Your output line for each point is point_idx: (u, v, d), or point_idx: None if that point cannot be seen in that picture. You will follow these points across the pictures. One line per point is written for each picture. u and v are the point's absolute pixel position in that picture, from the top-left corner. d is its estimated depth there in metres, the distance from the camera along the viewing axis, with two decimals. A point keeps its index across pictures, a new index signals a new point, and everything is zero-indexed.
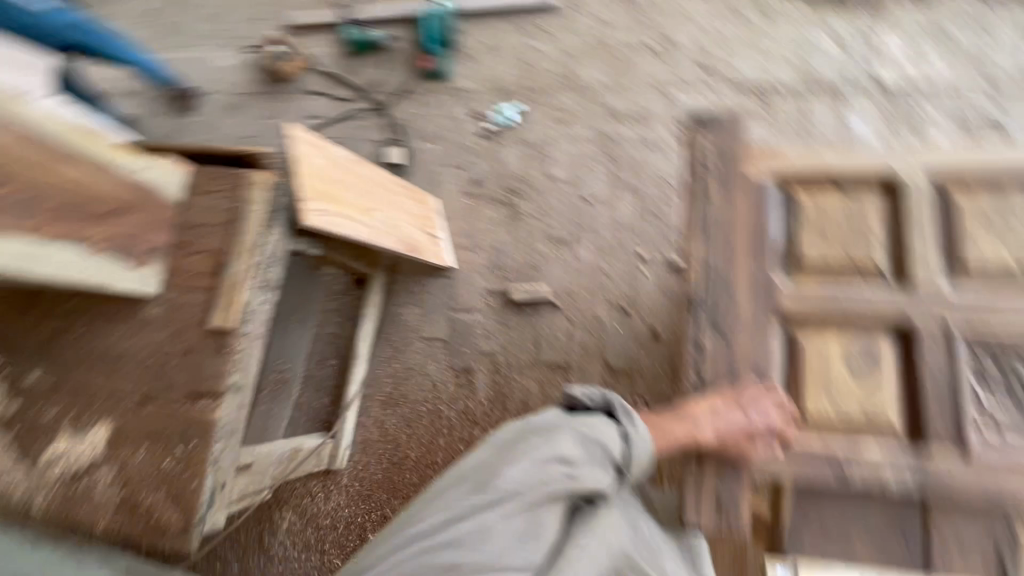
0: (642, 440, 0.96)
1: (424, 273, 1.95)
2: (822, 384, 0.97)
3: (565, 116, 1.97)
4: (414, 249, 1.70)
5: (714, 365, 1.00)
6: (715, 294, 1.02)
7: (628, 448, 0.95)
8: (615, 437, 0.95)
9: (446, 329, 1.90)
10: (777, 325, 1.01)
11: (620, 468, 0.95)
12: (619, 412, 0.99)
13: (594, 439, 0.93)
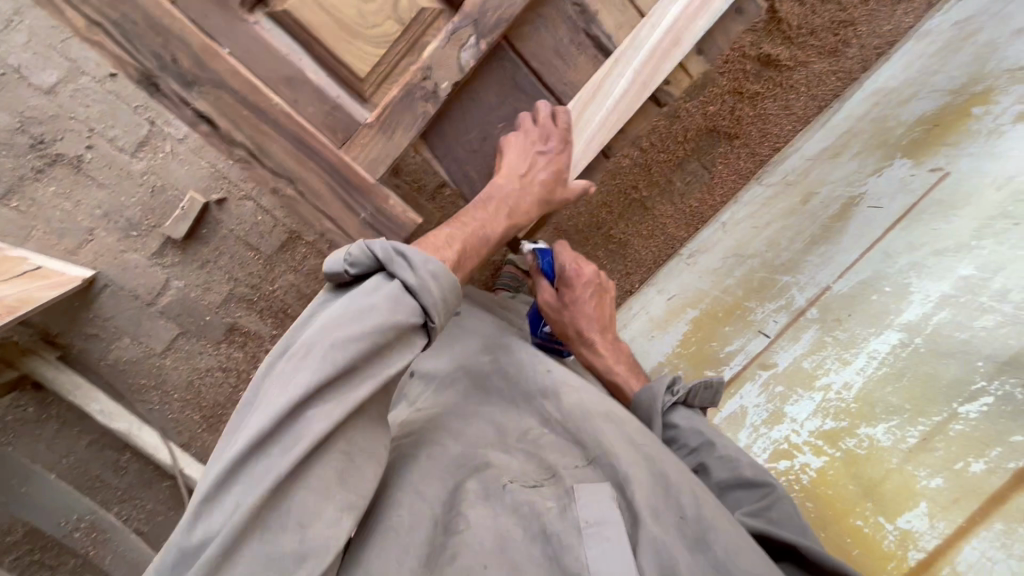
0: (436, 272, 0.56)
1: (71, 304, 1.23)
2: (343, 31, 0.62)
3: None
4: (25, 303, 1.02)
5: (226, 121, 0.61)
6: (125, 40, 0.58)
7: (428, 299, 0.56)
8: (407, 299, 0.54)
9: (170, 327, 1.29)
10: (249, 11, 0.61)
11: (425, 327, 0.57)
12: (401, 263, 0.55)
13: (387, 317, 0.52)
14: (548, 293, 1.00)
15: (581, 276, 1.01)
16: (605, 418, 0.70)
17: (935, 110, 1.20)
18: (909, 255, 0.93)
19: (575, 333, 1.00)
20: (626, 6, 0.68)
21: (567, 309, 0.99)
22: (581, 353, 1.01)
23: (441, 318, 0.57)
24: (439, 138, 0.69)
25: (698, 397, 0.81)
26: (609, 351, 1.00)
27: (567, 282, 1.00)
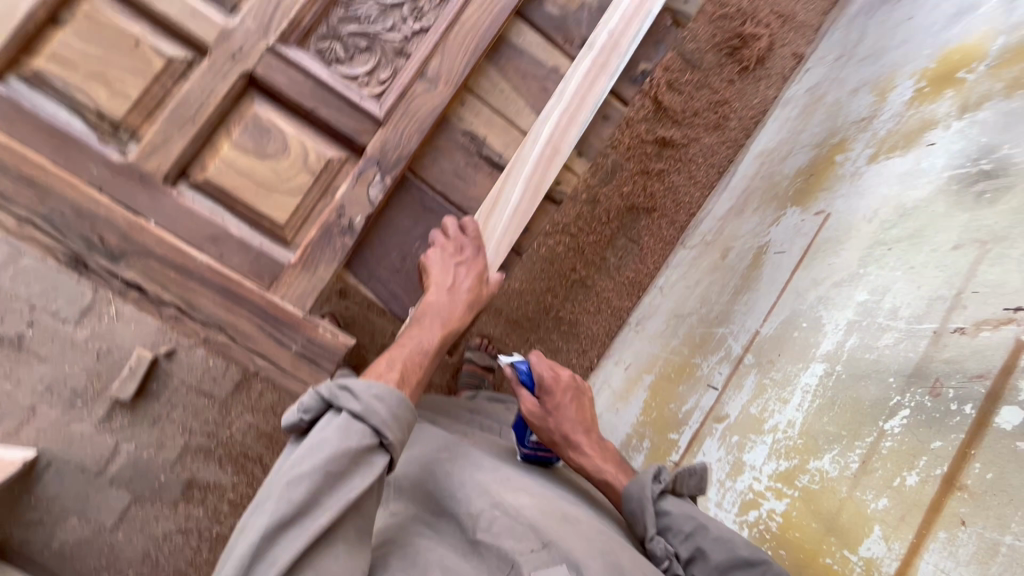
0: (383, 395, 0.56)
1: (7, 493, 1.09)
2: (260, 188, 0.69)
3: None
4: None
5: (155, 285, 0.66)
6: (55, 230, 0.64)
7: (377, 421, 0.55)
8: (354, 428, 0.54)
9: (123, 493, 1.14)
10: (172, 184, 0.68)
11: (383, 445, 0.56)
12: (344, 395, 0.55)
13: (335, 450, 0.52)
14: (531, 403, 0.93)
15: (560, 379, 0.96)
16: (557, 518, 0.69)
17: (810, 161, 1.35)
18: (815, 290, 1.02)
19: (565, 440, 0.94)
20: (509, 129, 0.80)
21: (553, 415, 0.94)
22: (568, 458, 0.94)
23: (396, 434, 0.56)
24: (362, 264, 0.75)
25: (684, 484, 0.84)
26: (597, 450, 0.95)
27: (547, 388, 0.95)
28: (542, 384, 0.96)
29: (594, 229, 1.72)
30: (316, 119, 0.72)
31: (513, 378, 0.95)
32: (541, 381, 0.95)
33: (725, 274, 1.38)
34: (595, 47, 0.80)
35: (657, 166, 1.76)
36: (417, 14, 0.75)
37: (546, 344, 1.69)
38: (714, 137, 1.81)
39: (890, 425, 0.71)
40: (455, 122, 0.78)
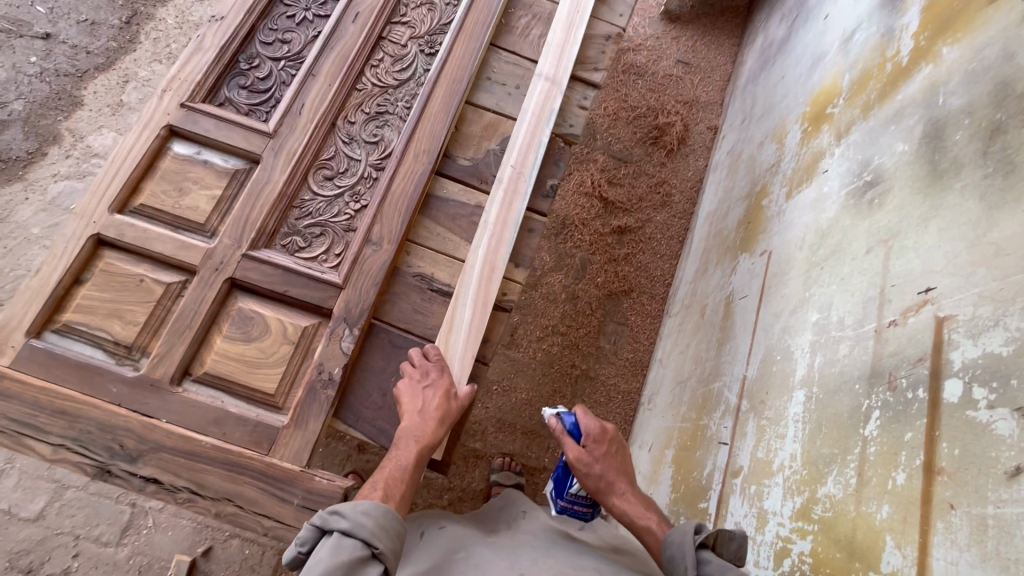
0: (369, 509, 0.65)
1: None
2: (250, 367, 0.81)
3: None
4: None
5: (169, 475, 0.75)
6: (83, 448, 0.75)
7: (366, 533, 0.63)
8: (346, 542, 0.62)
9: None
10: (177, 384, 0.80)
11: (376, 556, 0.63)
12: (334, 517, 0.64)
13: (331, 563, 0.59)
14: (577, 450, 0.96)
15: (608, 432, 0.99)
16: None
17: (745, 211, 1.48)
18: (777, 324, 1.07)
19: (609, 487, 0.95)
20: (452, 261, 0.94)
21: (598, 464, 0.96)
22: (612, 505, 0.94)
23: (386, 541, 0.64)
24: (349, 410, 0.85)
25: (725, 547, 0.77)
26: (641, 502, 0.94)
27: (595, 438, 0.98)
28: (590, 434, 0.98)
29: (581, 322, 1.81)
30: (287, 300, 0.86)
31: (560, 428, 0.99)
32: (588, 432, 0.98)
33: (707, 331, 1.43)
34: (505, 179, 0.97)
35: (621, 252, 1.90)
36: (357, 197, 0.93)
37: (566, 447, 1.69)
38: (664, 214, 1.98)
39: (869, 431, 0.73)
40: (405, 269, 0.92)
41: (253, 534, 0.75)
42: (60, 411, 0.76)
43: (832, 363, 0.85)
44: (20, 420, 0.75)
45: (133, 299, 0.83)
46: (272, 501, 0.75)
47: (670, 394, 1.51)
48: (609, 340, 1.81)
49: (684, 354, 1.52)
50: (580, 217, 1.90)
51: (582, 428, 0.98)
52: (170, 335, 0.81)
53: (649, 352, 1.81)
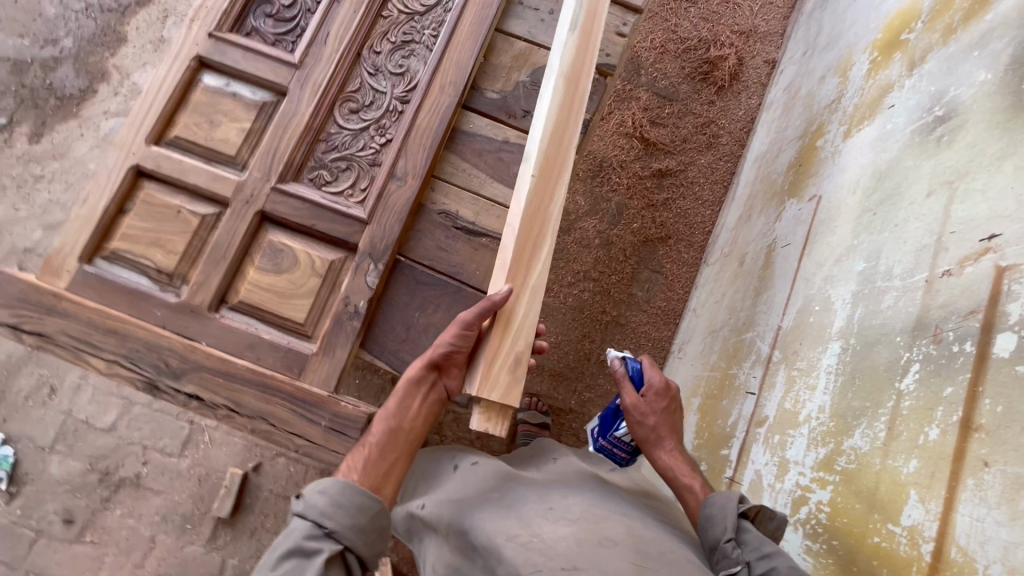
0: (324, 488, 0.68)
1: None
2: (280, 298, 0.84)
3: (20, 376, 1.54)
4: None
5: (208, 393, 0.80)
6: (132, 366, 0.81)
7: (316, 512, 0.66)
8: (300, 523, 0.65)
9: None
10: (214, 311, 0.84)
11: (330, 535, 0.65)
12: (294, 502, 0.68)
13: (278, 549, 0.63)
14: (634, 397, 0.94)
15: (671, 390, 0.96)
16: (594, 544, 0.70)
17: (797, 153, 1.37)
18: (820, 273, 1.01)
19: (658, 440, 0.92)
20: (477, 198, 0.93)
21: (649, 417, 0.93)
22: (658, 458, 0.91)
23: (339, 519, 0.66)
24: (374, 340, 0.88)
25: (765, 526, 0.75)
26: (685, 459, 0.91)
27: (656, 391, 0.94)
28: (652, 386, 0.95)
29: (614, 269, 1.77)
30: (316, 234, 0.88)
31: (622, 372, 0.96)
32: (650, 383, 0.95)
33: (745, 278, 1.37)
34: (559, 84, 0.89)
35: (661, 197, 1.83)
36: (383, 131, 0.91)
37: (592, 390, 1.70)
38: (710, 157, 1.86)
39: (905, 384, 0.69)
40: (429, 205, 0.92)
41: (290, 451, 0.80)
42: (112, 329, 0.81)
43: (874, 314, 0.80)
44: (77, 336, 0.81)
45: (171, 228, 0.87)
46: (304, 423, 0.79)
47: (706, 340, 1.44)
48: (642, 287, 1.77)
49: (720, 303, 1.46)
50: (618, 159, 1.83)
51: (644, 378, 0.96)
52: (207, 264, 0.84)
53: (683, 301, 1.77)
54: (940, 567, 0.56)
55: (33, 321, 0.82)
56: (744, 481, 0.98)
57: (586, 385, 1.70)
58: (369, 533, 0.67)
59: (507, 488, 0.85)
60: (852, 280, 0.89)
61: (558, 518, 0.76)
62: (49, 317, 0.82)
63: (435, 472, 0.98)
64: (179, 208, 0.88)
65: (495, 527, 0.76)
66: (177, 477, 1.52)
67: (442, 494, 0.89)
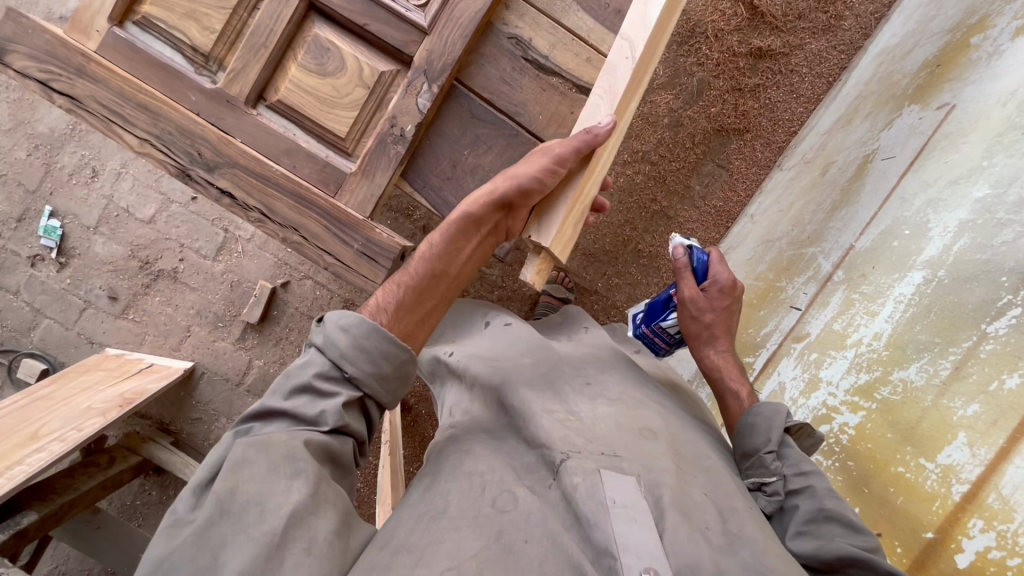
0: (348, 326, 0.64)
1: (180, 392, 1.62)
2: (323, 105, 0.76)
3: (63, 153, 1.56)
4: (139, 394, 1.36)
5: (241, 192, 0.76)
6: (164, 148, 0.76)
7: (335, 352, 0.63)
8: (317, 358, 0.64)
9: None
10: (252, 106, 0.77)
11: (346, 378, 0.64)
12: (315, 332, 0.66)
13: (293, 383, 0.62)
14: (693, 290, 0.89)
15: (736, 290, 0.90)
16: (635, 432, 0.70)
17: (938, 50, 1.13)
18: (924, 194, 0.87)
19: (709, 338, 0.90)
20: (556, 29, 0.79)
21: (706, 313, 0.90)
22: (706, 358, 0.90)
23: (360, 365, 0.64)
24: (416, 173, 0.81)
25: (803, 441, 0.74)
26: (735, 363, 0.90)
27: (720, 288, 0.89)
28: (717, 282, 0.89)
29: (677, 155, 1.61)
30: (368, 38, 0.77)
31: (686, 263, 0.90)
32: (715, 279, 0.89)
33: (824, 188, 1.23)
34: None
35: (751, 82, 1.59)
36: None
37: (621, 276, 1.65)
38: (824, 41, 1.58)
39: (993, 328, 0.62)
40: (498, 25, 0.78)
41: (324, 268, 0.78)
42: (145, 105, 0.75)
43: (981, 248, 0.69)
44: (109, 106, 0.76)
45: (208, 0, 0.76)
46: (337, 243, 0.77)
47: (759, 246, 1.34)
48: (701, 179, 1.63)
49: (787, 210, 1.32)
50: (714, 27, 1.56)
51: (709, 273, 0.90)
52: (246, 49, 0.75)
53: (742, 204, 1.63)
54: (969, 506, 0.57)
55: (63, 82, 0.76)
56: (764, 390, 0.97)
57: (617, 272, 1.65)
58: (391, 382, 0.66)
59: (543, 358, 0.84)
60: (964, 205, 0.77)
61: (597, 398, 0.76)
62: (80, 80, 0.76)
63: (466, 328, 1.01)
64: None
65: (530, 398, 0.73)
66: (211, 279, 1.58)
67: (469, 348, 0.92)
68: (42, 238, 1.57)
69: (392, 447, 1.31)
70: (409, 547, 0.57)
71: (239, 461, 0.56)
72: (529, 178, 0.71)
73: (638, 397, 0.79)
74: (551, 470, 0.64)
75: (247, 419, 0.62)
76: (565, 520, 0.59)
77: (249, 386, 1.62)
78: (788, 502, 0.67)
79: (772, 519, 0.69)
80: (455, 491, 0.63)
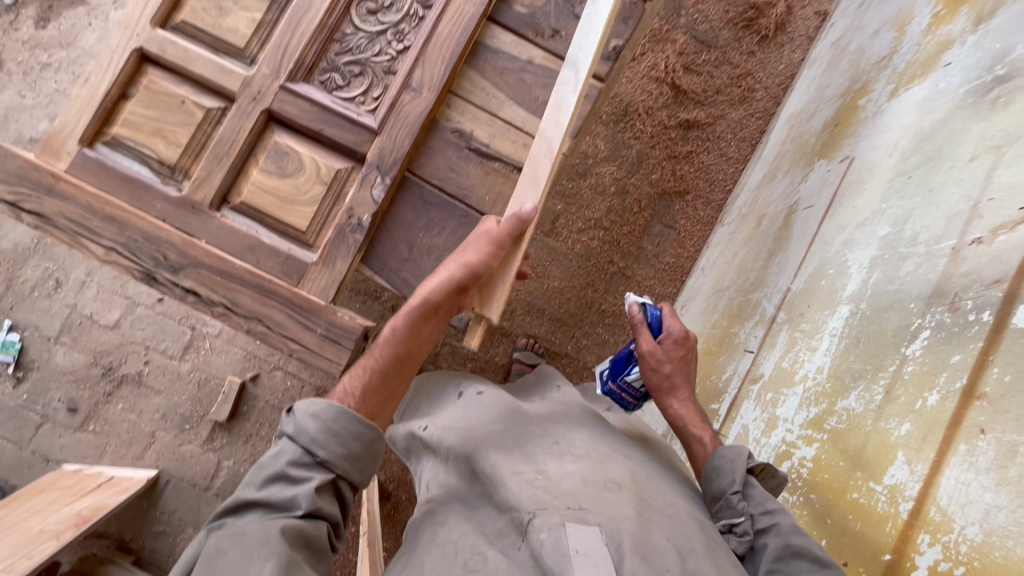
0: (318, 413, 0.66)
1: (142, 504, 1.53)
2: (284, 203, 0.82)
3: (26, 266, 1.56)
4: (94, 511, 1.29)
5: (206, 289, 0.79)
6: (130, 255, 0.80)
7: (306, 439, 0.65)
8: (289, 447, 0.65)
9: None
10: (216, 209, 0.83)
11: (319, 462, 0.65)
12: (285, 421, 0.67)
13: (266, 473, 0.63)
14: (651, 345, 0.93)
15: (689, 340, 0.95)
16: (599, 485, 0.70)
17: (835, 112, 1.29)
18: (840, 236, 0.97)
19: (670, 388, 0.93)
20: (494, 121, 0.88)
21: (665, 365, 0.93)
22: (668, 407, 0.93)
23: (331, 449, 0.65)
24: (376, 257, 0.86)
25: (768, 481, 0.76)
26: (696, 410, 0.92)
27: (675, 339, 0.93)
28: (671, 334, 0.94)
29: (626, 219, 1.73)
30: (323, 141, 0.84)
31: (642, 318, 0.95)
32: (668, 331, 0.94)
33: (759, 238, 1.33)
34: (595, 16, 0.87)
35: (684, 149, 1.75)
36: (401, 38, 0.86)
37: (588, 337, 1.70)
38: (742, 111, 1.77)
39: (911, 350, 0.68)
40: (442, 122, 0.88)
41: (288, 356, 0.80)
42: (112, 216, 0.80)
43: (892, 280, 0.77)
44: (77, 220, 0.80)
45: (173, 119, 0.83)
46: (299, 329, 0.79)
47: (712, 295, 1.42)
48: (651, 239, 1.74)
49: (730, 261, 1.42)
50: (644, 105, 1.73)
51: (663, 325, 0.94)
52: (210, 159, 0.82)
53: (692, 259, 1.74)
54: (916, 523, 0.60)
55: (33, 201, 0.80)
56: (730, 435, 1.00)
57: (584, 333, 1.70)
58: (362, 461, 0.67)
59: (512, 422, 0.85)
60: (872, 243, 0.86)
61: (564, 457, 0.77)
62: (49, 198, 0.80)
63: (439, 398, 1.00)
64: (181, 98, 0.83)
65: (501, 462, 0.75)
66: (178, 378, 1.55)
67: (443, 420, 0.91)
68: None
69: (370, 538, 1.26)
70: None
71: (214, 552, 0.57)
72: (476, 264, 0.78)
73: (607, 451, 0.80)
74: (519, 531, 0.64)
75: (221, 514, 0.62)
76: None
77: (218, 489, 1.54)
78: (757, 541, 0.68)
79: (745, 560, 0.70)
80: (430, 560, 0.64)
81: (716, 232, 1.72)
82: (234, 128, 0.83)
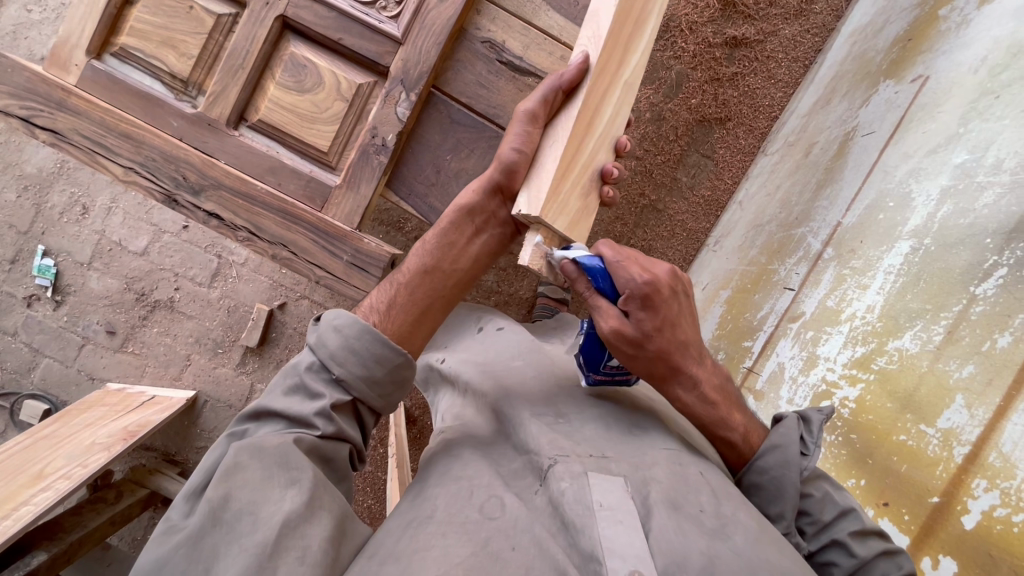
0: (340, 325, 0.65)
1: (184, 421, 1.61)
2: (304, 121, 0.77)
3: (53, 192, 1.56)
4: (142, 426, 1.36)
5: (228, 212, 0.77)
6: (150, 174, 0.77)
7: (326, 352, 0.64)
8: (310, 356, 0.65)
9: None
10: (234, 127, 0.78)
11: (337, 380, 0.64)
12: (312, 328, 0.67)
13: (288, 385, 0.64)
14: (618, 322, 0.65)
15: (659, 289, 0.65)
16: (623, 429, 0.72)
17: (908, 25, 1.14)
18: (906, 164, 0.88)
19: (672, 374, 0.68)
20: (528, 29, 0.80)
21: (651, 341, 0.66)
22: (681, 401, 0.70)
23: (349, 367, 0.64)
24: (401, 181, 0.81)
25: None
26: (715, 391, 0.71)
27: (641, 299, 0.64)
28: (632, 293, 0.65)
29: (662, 148, 1.62)
30: (343, 52, 0.78)
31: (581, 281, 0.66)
32: (627, 290, 0.65)
33: (807, 169, 1.24)
34: None
35: (729, 71, 1.60)
36: None
37: None
38: (796, 26, 1.59)
39: (982, 289, 0.64)
40: (471, 30, 0.79)
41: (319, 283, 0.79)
42: (129, 133, 0.76)
43: (965, 212, 0.70)
44: (94, 137, 0.76)
45: (182, 27, 0.77)
46: (326, 256, 0.77)
47: (749, 229, 1.34)
48: (686, 169, 1.64)
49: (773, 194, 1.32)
50: (687, 19, 1.57)
51: (617, 283, 0.65)
52: (223, 72, 0.76)
53: (730, 192, 1.64)
54: (972, 467, 0.59)
55: (45, 116, 0.76)
56: (763, 372, 0.97)
57: None
58: (383, 386, 0.66)
59: (533, 358, 0.86)
60: (945, 170, 0.77)
61: (583, 399, 0.76)
62: (62, 113, 0.76)
63: (462, 332, 1.03)
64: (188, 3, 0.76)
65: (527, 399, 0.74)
66: (208, 306, 1.58)
67: (466, 354, 0.93)
68: (37, 277, 1.57)
69: (399, 461, 1.31)
70: (396, 555, 0.56)
71: (234, 465, 0.56)
72: (512, 155, 0.72)
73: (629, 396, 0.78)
74: (538, 476, 0.64)
75: (243, 420, 0.63)
76: (550, 527, 0.59)
77: None
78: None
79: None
80: (442, 496, 0.63)
81: (757, 162, 1.61)
82: (246, 36, 0.76)
